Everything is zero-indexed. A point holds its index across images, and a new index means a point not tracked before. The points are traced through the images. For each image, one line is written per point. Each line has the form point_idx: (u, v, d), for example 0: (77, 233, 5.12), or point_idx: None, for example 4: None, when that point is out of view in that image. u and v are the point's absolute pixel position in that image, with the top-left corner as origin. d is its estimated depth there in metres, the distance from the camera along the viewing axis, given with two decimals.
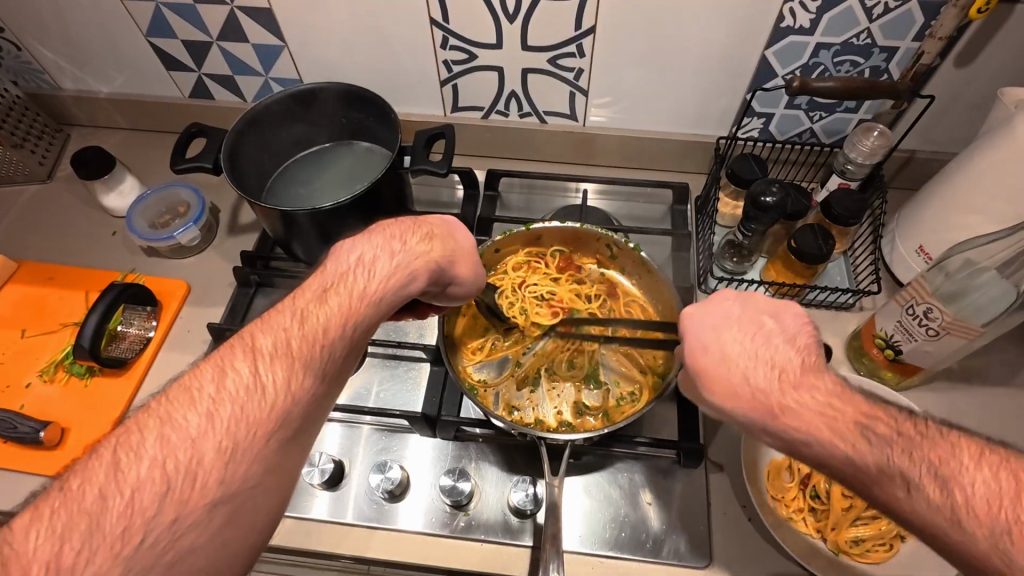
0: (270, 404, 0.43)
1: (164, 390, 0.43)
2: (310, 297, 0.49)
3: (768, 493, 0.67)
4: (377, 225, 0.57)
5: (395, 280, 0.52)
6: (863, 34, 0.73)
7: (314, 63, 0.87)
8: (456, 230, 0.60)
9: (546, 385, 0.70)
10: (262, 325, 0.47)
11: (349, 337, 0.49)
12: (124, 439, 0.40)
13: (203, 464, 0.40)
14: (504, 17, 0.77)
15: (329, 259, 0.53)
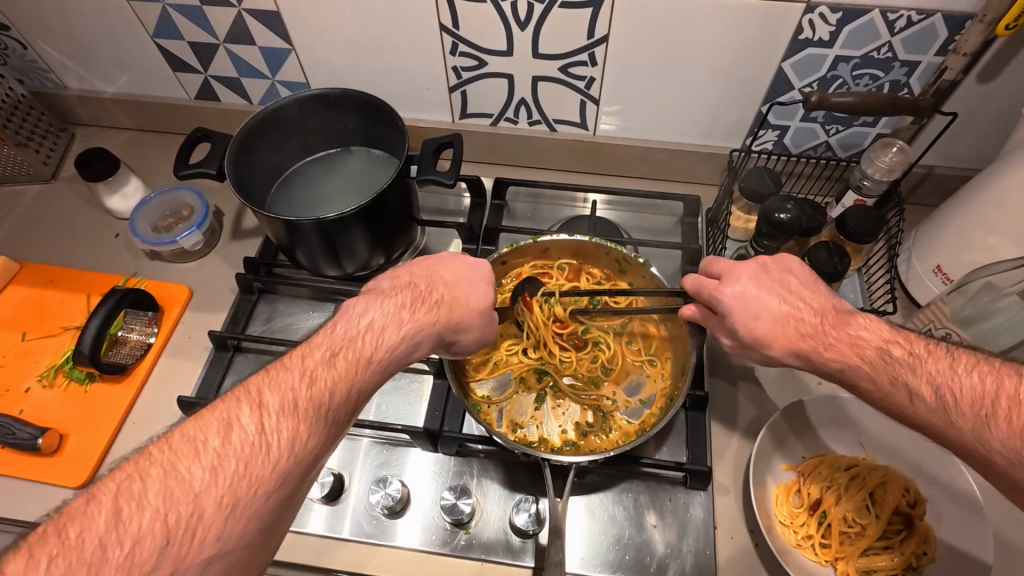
0: (275, 464, 0.43)
1: (166, 436, 0.42)
2: (319, 358, 0.48)
3: (776, 516, 0.65)
4: (389, 286, 0.57)
5: (401, 349, 0.53)
6: (884, 47, 0.71)
7: (321, 67, 0.86)
8: (466, 294, 0.59)
9: (551, 403, 0.69)
10: (271, 379, 0.46)
11: (351, 399, 0.49)
12: (126, 485, 0.39)
13: (202, 519, 0.39)
14: (516, 24, 0.75)
15: (339, 318, 0.52)
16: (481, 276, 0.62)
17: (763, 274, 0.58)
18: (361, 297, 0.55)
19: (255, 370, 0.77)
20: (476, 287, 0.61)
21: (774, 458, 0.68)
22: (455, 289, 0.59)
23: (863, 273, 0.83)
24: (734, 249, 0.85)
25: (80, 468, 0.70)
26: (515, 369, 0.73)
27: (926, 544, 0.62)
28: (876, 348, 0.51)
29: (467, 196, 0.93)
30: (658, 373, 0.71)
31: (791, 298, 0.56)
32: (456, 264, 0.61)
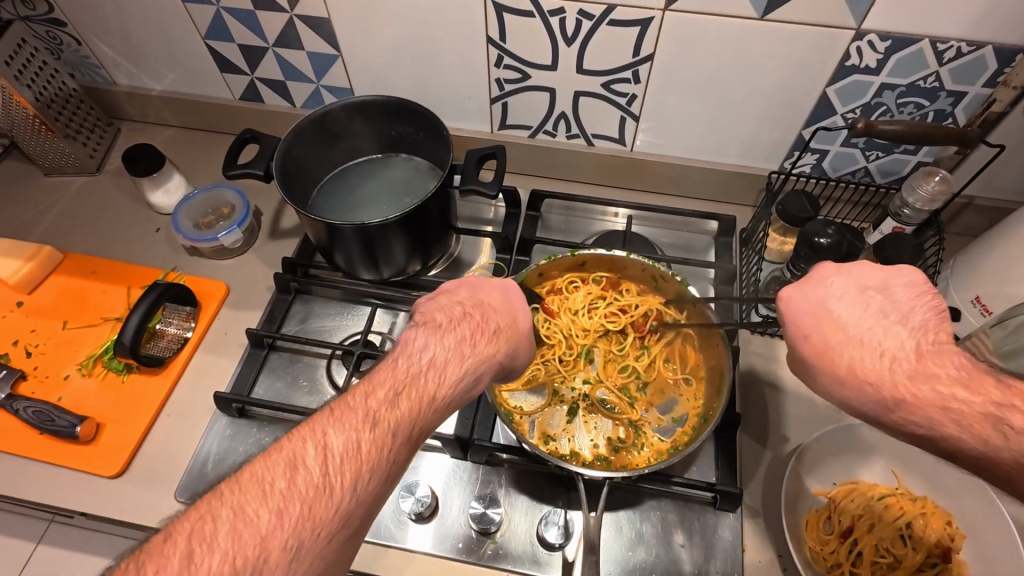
0: (338, 507, 0.44)
1: (236, 476, 0.44)
2: (382, 398, 0.49)
3: (807, 543, 0.64)
4: (448, 319, 0.57)
5: (460, 387, 0.53)
6: (931, 76, 0.71)
7: (366, 73, 0.87)
8: (514, 316, 0.60)
9: (583, 417, 0.69)
10: (336, 419, 0.47)
11: (411, 437, 0.50)
12: (198, 525, 0.41)
13: (268, 561, 0.41)
14: (562, 40, 0.76)
15: (399, 355, 0.53)
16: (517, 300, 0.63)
17: (853, 298, 0.50)
18: (421, 330, 0.55)
19: (289, 370, 0.78)
20: (518, 313, 0.61)
21: (805, 484, 0.68)
22: (508, 318, 0.60)
23: None
24: (769, 270, 0.85)
25: (115, 457, 0.71)
26: (547, 380, 0.73)
27: None
28: (980, 398, 0.44)
29: (503, 207, 0.93)
30: (691, 389, 0.71)
31: (882, 334, 0.48)
32: (497, 289, 0.62)
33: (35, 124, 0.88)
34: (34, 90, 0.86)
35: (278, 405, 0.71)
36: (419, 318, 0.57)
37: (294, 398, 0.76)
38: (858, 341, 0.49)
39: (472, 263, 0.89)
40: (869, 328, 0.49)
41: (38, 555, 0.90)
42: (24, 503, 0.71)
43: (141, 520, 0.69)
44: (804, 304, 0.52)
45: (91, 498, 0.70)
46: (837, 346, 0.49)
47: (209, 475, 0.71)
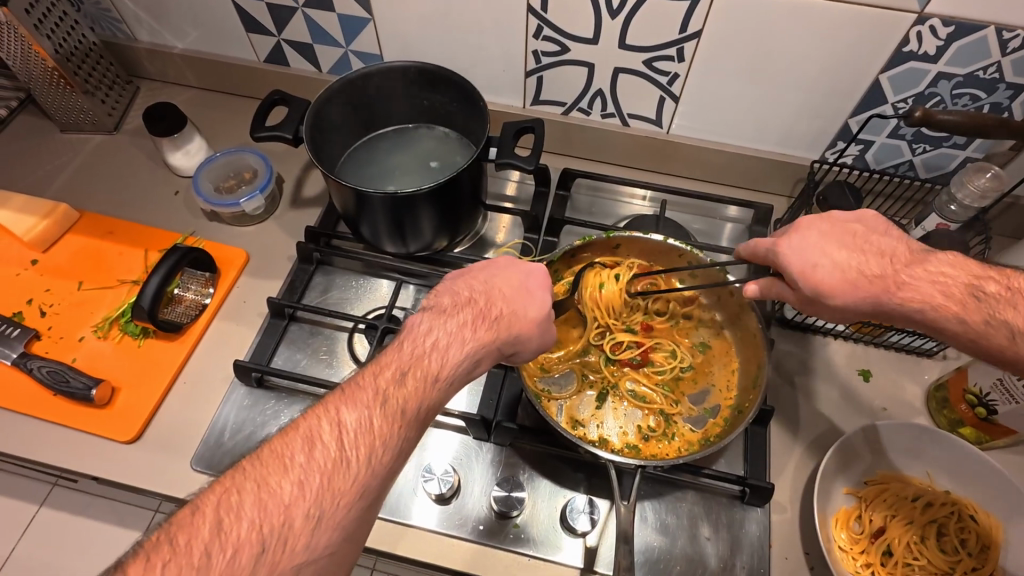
0: (356, 477, 0.43)
1: (256, 450, 0.43)
2: (390, 378, 0.48)
3: (835, 541, 0.63)
4: (450, 305, 0.55)
5: (464, 368, 0.52)
6: (992, 67, 0.68)
7: (396, 39, 0.84)
8: (524, 305, 0.56)
9: (613, 402, 0.66)
10: (347, 397, 0.46)
11: (422, 413, 0.48)
12: (225, 497, 0.40)
13: (293, 529, 0.40)
14: (607, 12, 0.73)
15: (404, 339, 0.52)
16: (539, 284, 0.58)
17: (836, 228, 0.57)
18: (425, 315, 0.53)
19: (309, 341, 0.76)
20: (532, 293, 0.57)
21: (835, 481, 0.66)
22: (513, 302, 0.56)
23: None
24: None
25: (130, 422, 0.70)
26: (574, 365, 0.69)
27: None
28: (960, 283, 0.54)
29: (529, 184, 0.91)
30: (724, 379, 0.68)
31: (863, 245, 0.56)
32: (513, 272, 0.58)
33: (54, 78, 0.86)
34: (54, 41, 0.83)
35: (297, 375, 0.69)
36: (427, 301, 0.56)
37: (314, 372, 0.74)
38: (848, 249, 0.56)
39: (496, 242, 0.86)
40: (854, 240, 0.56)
41: (38, 520, 0.89)
42: (36, 463, 0.69)
43: (154, 487, 0.67)
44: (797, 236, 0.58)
45: (105, 462, 0.69)
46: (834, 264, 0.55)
47: (225, 444, 0.69)
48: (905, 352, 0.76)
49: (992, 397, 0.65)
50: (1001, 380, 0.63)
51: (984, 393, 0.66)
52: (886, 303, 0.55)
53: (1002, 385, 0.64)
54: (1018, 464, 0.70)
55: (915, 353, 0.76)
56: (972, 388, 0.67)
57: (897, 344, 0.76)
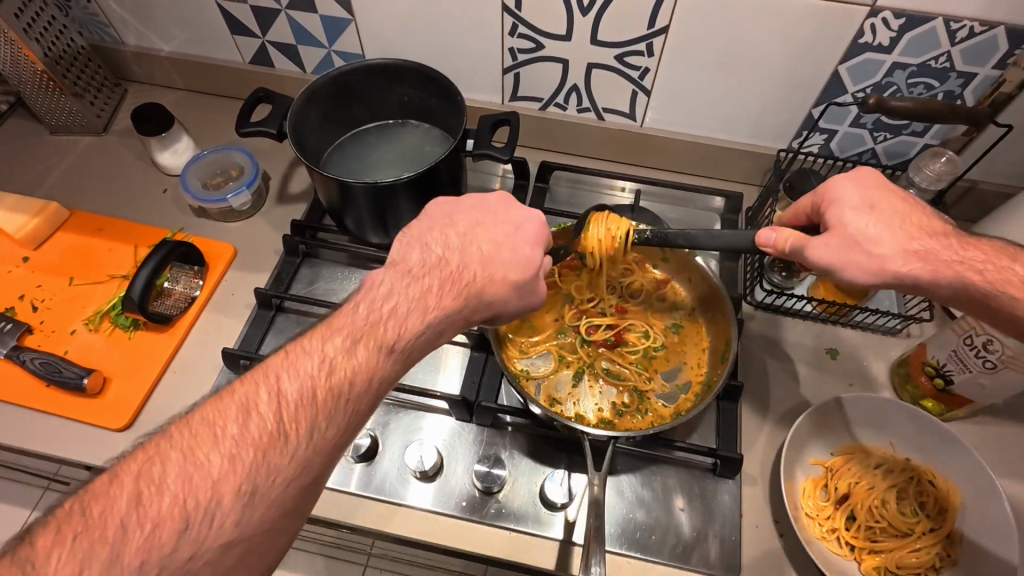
0: (291, 452, 0.43)
1: (186, 419, 0.43)
2: (339, 346, 0.48)
3: (802, 509, 0.66)
4: (418, 267, 0.55)
5: (423, 337, 0.52)
6: (942, 57, 0.72)
7: (377, 39, 0.87)
8: (503, 269, 0.57)
9: (589, 381, 0.69)
10: (289, 367, 0.46)
11: (372, 386, 0.48)
12: (147, 467, 0.41)
13: (221, 505, 0.40)
14: (578, 10, 0.76)
15: (359, 305, 0.52)
16: (528, 240, 0.60)
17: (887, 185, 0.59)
18: (388, 274, 0.54)
19: (296, 330, 0.78)
20: (517, 252, 0.59)
21: (803, 453, 0.69)
22: (489, 266, 0.57)
23: None
24: None
25: (121, 411, 0.72)
26: (551, 346, 0.72)
27: (951, 546, 0.63)
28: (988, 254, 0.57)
29: (510, 177, 0.94)
30: (695, 358, 0.71)
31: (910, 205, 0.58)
32: (498, 229, 0.60)
33: (44, 81, 0.88)
34: (43, 45, 0.86)
35: None
36: (394, 259, 0.57)
37: None
38: (897, 205, 0.57)
39: None
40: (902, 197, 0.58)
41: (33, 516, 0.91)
42: (29, 453, 0.71)
43: None
44: (855, 180, 0.58)
45: (97, 450, 0.70)
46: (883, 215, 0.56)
47: None
48: (870, 331, 0.80)
49: (948, 368, 0.68)
50: (956, 350, 0.67)
51: (941, 364, 0.69)
52: (934, 260, 0.55)
53: (957, 355, 0.67)
54: (976, 433, 0.73)
55: (880, 332, 0.80)
56: (930, 361, 0.71)
57: (863, 323, 0.80)
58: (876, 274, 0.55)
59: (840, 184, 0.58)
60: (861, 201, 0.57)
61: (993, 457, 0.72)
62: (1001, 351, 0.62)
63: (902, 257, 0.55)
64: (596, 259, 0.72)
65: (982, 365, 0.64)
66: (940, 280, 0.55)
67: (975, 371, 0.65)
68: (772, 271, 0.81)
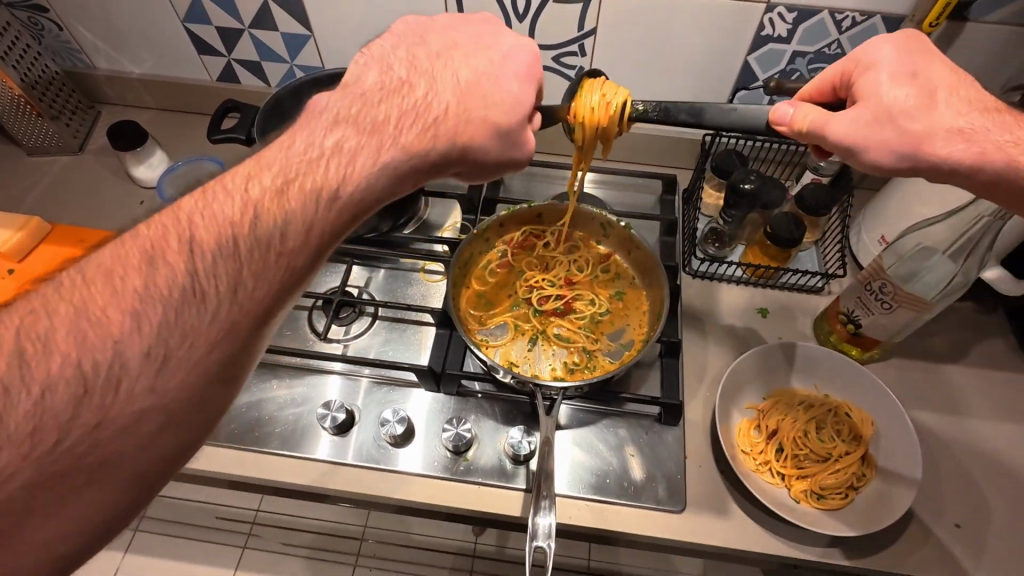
0: (211, 310, 0.42)
1: (80, 270, 0.42)
2: (269, 192, 0.46)
3: (739, 447, 0.74)
4: (372, 95, 0.52)
5: (371, 182, 0.50)
6: (833, 44, 0.82)
7: (336, 52, 0.95)
8: (486, 106, 0.55)
9: (542, 345, 0.77)
10: (203, 216, 0.45)
11: (308, 237, 0.47)
12: (32, 323, 0.39)
13: (128, 367, 0.40)
14: (515, 17, 0.85)
15: (295, 144, 0.49)
16: (515, 73, 0.57)
17: (933, 56, 0.57)
18: (334, 100, 0.51)
19: None
20: (506, 88, 0.56)
21: (737, 399, 0.78)
22: (464, 99, 0.54)
23: (819, 245, 0.92)
24: (706, 223, 0.95)
25: None
26: (507, 318, 0.79)
27: (867, 467, 0.71)
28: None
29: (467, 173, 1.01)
30: (636, 319, 0.80)
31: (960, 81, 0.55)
32: (472, 59, 0.56)
33: (21, 105, 0.93)
34: (19, 71, 0.91)
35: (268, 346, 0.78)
36: (344, 82, 0.54)
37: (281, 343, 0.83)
38: (941, 77, 0.55)
39: (440, 224, 0.96)
40: (950, 69, 0.56)
41: None
42: None
43: None
44: (898, 51, 0.57)
45: None
46: (923, 87, 0.55)
47: None
48: (797, 291, 0.89)
49: (856, 313, 0.77)
50: (860, 296, 0.76)
51: (851, 311, 0.78)
52: (969, 138, 0.53)
53: (862, 301, 0.76)
54: (888, 372, 0.83)
55: (805, 290, 0.89)
56: (843, 310, 0.80)
57: (790, 283, 0.89)
58: (904, 154, 0.55)
59: (880, 52, 0.57)
60: (901, 70, 0.56)
61: (903, 391, 0.81)
62: (893, 292, 0.71)
63: (940, 135, 0.54)
64: (583, 133, 0.65)
65: (881, 307, 0.74)
66: (983, 164, 0.53)
67: (876, 313, 0.75)
68: (706, 244, 0.92)
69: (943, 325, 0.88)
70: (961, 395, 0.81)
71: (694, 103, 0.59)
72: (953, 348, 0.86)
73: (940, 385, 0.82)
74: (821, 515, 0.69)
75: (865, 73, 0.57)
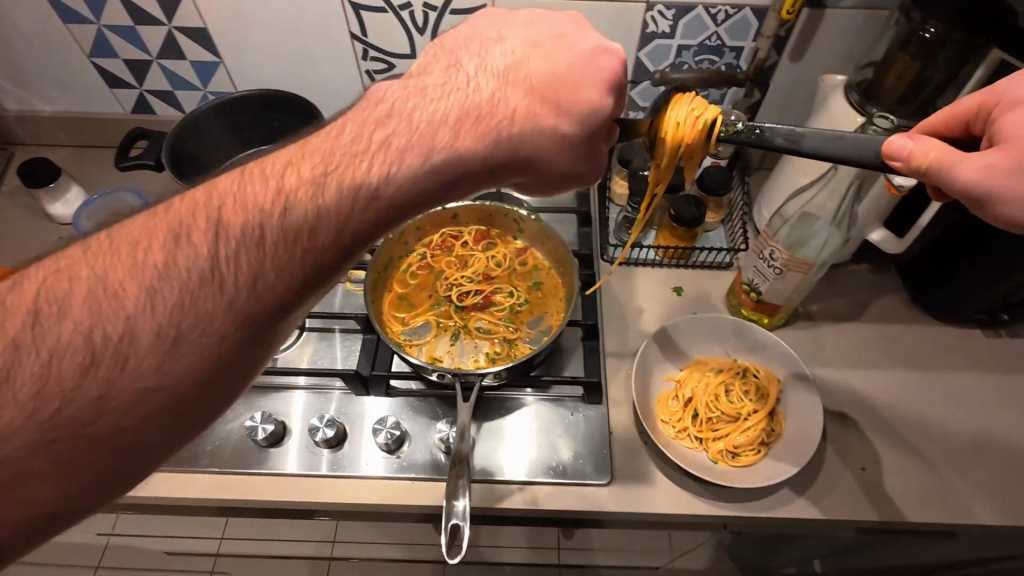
0: (227, 297, 0.42)
1: (109, 238, 0.43)
2: (302, 179, 0.45)
3: (658, 418, 0.78)
4: (445, 86, 0.51)
5: (410, 184, 0.48)
6: (713, 36, 0.88)
7: (247, 76, 0.97)
8: (575, 90, 0.52)
9: (464, 338, 0.80)
10: (235, 198, 0.44)
11: (338, 234, 0.45)
12: (57, 284, 0.40)
13: (138, 345, 0.40)
14: (415, 30, 0.89)
15: (348, 134, 0.48)
16: (601, 80, 0.52)
17: None
18: (394, 90, 0.50)
19: None
20: (597, 80, 0.52)
21: (654, 372, 0.82)
22: (541, 95, 0.52)
23: (726, 224, 0.98)
24: (619, 212, 1.00)
25: None
26: (429, 316, 0.82)
27: (775, 422, 0.77)
28: None
29: None
30: (553, 307, 0.83)
31: None
32: (562, 42, 0.53)
33: None
34: None
35: None
36: (408, 72, 0.53)
37: None
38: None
39: None
40: None
41: None
42: None
43: None
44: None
45: None
46: None
47: None
48: (708, 268, 0.95)
49: (756, 281, 0.83)
50: (756, 265, 0.82)
51: (752, 280, 0.84)
52: None
53: (757, 269, 0.82)
54: (794, 336, 0.89)
55: (714, 267, 0.95)
56: (745, 280, 0.85)
57: (700, 262, 0.95)
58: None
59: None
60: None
61: (808, 351, 0.87)
62: (781, 257, 0.76)
63: None
64: (664, 150, 0.59)
65: (773, 272, 0.79)
66: None
67: (770, 279, 0.80)
68: (621, 231, 0.97)
69: (841, 289, 0.94)
70: (861, 350, 0.88)
71: (792, 127, 0.52)
72: (851, 308, 0.92)
73: (842, 343, 0.88)
74: (736, 472, 0.73)
75: (1013, 111, 0.52)
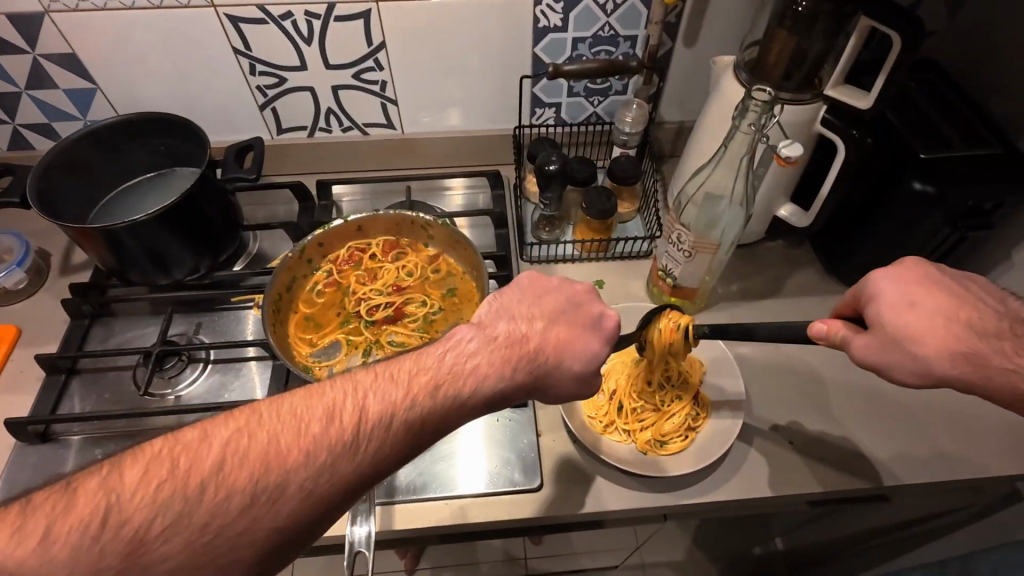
0: (357, 461, 0.46)
1: (274, 403, 0.48)
2: (423, 381, 0.50)
3: (586, 414, 0.76)
4: (516, 314, 0.58)
5: (492, 395, 0.53)
6: (605, 26, 0.89)
7: (130, 102, 0.91)
8: (581, 339, 0.58)
9: (377, 354, 0.76)
10: (382, 383, 0.49)
11: (440, 426, 0.50)
12: (236, 438, 0.44)
13: (285, 492, 0.43)
14: (302, 41, 0.86)
15: (445, 351, 0.54)
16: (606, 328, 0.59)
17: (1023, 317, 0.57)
18: (472, 334, 0.56)
19: (95, 387, 0.79)
20: (592, 342, 0.58)
21: None
22: (567, 345, 0.57)
23: (643, 214, 0.98)
24: (535, 210, 0.98)
25: None
26: (340, 335, 0.78)
27: (702, 406, 0.76)
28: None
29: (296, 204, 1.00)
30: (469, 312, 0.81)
31: None
32: (575, 307, 0.60)
33: None
34: None
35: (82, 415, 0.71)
36: (480, 321, 0.58)
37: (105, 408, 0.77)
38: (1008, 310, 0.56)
39: (274, 256, 0.94)
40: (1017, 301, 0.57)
41: None
42: None
43: None
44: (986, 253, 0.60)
45: None
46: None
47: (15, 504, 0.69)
48: (629, 258, 0.95)
49: (670, 267, 0.82)
50: (667, 250, 0.81)
51: (667, 266, 0.83)
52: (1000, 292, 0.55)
53: (669, 254, 0.81)
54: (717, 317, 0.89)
55: (635, 256, 0.95)
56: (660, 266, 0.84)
57: (621, 253, 0.94)
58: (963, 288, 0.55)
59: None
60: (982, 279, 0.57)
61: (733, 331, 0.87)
62: (688, 240, 0.75)
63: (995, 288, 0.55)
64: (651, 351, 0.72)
65: (683, 256, 0.78)
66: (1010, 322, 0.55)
67: (682, 263, 0.79)
68: (539, 229, 0.95)
69: (759, 267, 0.95)
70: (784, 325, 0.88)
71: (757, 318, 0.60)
72: (771, 285, 0.93)
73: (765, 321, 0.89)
74: (665, 461, 0.72)
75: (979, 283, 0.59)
